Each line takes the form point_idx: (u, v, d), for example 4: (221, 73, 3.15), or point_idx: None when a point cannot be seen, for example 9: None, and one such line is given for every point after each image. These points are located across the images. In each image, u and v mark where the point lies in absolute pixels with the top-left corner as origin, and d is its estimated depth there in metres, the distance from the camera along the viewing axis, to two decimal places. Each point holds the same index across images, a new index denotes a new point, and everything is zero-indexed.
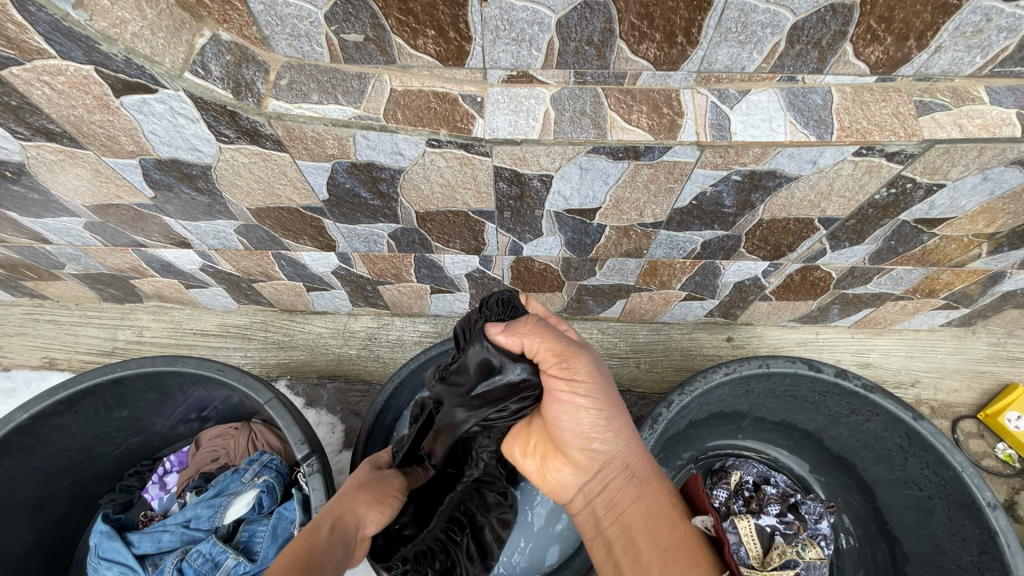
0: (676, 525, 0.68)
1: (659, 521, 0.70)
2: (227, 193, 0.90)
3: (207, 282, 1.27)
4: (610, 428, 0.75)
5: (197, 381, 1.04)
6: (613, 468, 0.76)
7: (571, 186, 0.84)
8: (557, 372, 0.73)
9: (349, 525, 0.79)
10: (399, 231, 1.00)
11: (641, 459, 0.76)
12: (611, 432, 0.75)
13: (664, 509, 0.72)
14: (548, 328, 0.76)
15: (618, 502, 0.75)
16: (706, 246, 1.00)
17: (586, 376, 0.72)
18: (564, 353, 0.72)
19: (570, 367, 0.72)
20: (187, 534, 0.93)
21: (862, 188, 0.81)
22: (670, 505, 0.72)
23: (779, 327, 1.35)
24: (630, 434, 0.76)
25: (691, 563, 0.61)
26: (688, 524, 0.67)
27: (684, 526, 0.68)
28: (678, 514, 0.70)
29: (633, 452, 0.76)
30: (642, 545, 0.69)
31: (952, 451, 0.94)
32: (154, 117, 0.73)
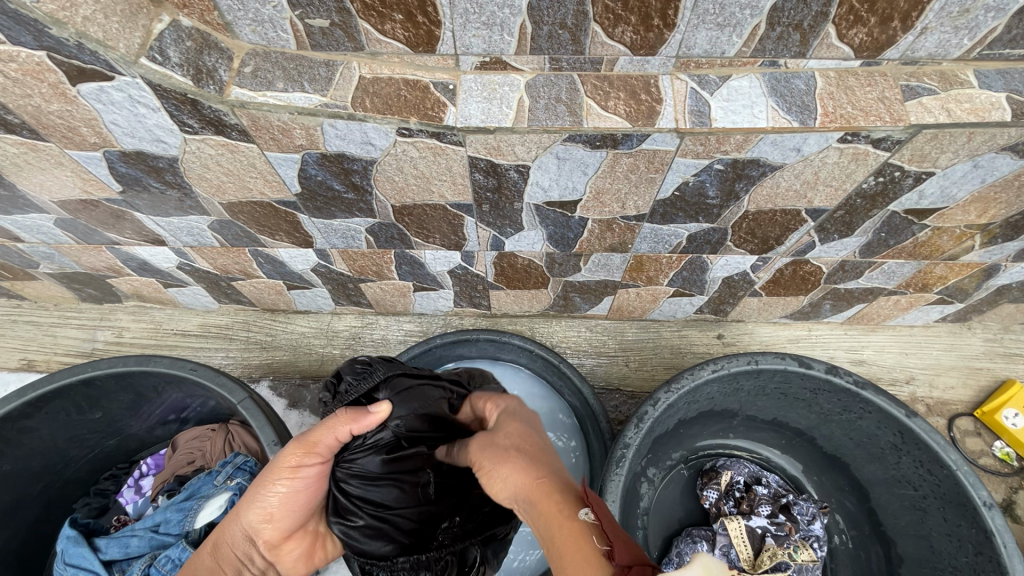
0: (559, 521, 0.53)
1: (544, 535, 0.54)
2: (197, 187, 0.87)
3: (186, 281, 1.24)
4: (500, 475, 0.64)
5: (171, 381, 1.02)
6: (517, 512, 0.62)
7: (550, 177, 0.81)
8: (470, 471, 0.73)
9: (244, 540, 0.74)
10: (377, 226, 0.97)
11: (525, 478, 0.61)
12: (498, 480, 0.64)
13: (549, 514, 0.55)
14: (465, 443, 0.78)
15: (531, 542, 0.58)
16: (692, 239, 0.98)
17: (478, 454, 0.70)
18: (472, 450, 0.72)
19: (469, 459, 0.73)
20: (156, 539, 0.90)
21: (849, 176, 0.79)
22: (553, 499, 0.56)
23: (770, 324, 1.32)
24: (516, 462, 0.64)
25: (575, 559, 0.49)
26: (569, 517, 0.53)
27: (566, 519, 0.53)
28: (559, 510, 0.55)
29: (518, 476, 0.62)
30: None
31: (946, 449, 0.91)
32: (113, 106, 0.71)
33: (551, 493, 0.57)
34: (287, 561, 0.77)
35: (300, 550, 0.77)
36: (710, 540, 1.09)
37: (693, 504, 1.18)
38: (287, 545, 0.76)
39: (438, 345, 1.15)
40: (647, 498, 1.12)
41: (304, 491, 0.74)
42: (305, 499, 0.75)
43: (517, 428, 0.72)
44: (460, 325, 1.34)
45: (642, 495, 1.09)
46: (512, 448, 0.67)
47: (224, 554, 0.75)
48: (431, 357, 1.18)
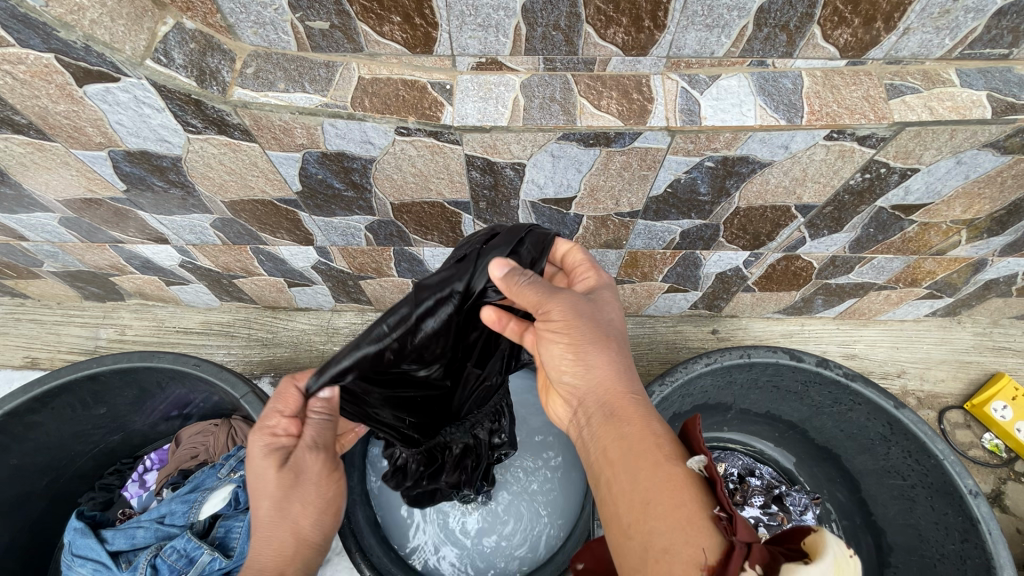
0: (660, 463, 0.54)
1: (637, 462, 0.55)
2: (200, 186, 0.89)
3: (188, 279, 1.26)
4: (595, 362, 0.62)
5: (175, 377, 1.04)
6: (588, 406, 0.62)
7: (545, 174, 0.83)
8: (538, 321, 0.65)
9: (303, 564, 0.69)
10: (376, 223, 0.99)
11: (615, 391, 0.61)
12: (582, 367, 0.63)
13: (647, 448, 0.55)
14: (536, 276, 0.65)
15: (594, 442, 0.61)
16: (685, 235, 1.00)
17: (564, 315, 0.63)
18: (539, 299, 0.63)
19: (544, 311, 0.64)
20: (162, 530, 0.92)
21: (836, 173, 0.81)
22: (650, 433, 0.57)
23: (764, 319, 1.34)
24: (607, 363, 0.62)
25: (677, 510, 0.50)
26: (677, 461, 0.54)
27: (671, 465, 0.54)
28: (663, 452, 0.55)
29: (607, 383, 0.62)
30: (618, 487, 0.55)
31: (933, 439, 0.93)
32: (118, 107, 0.72)
33: (649, 427, 0.58)
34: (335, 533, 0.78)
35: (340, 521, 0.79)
36: None
37: None
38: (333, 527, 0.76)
39: None
40: None
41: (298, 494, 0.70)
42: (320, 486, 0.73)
43: (614, 311, 0.67)
44: None
45: None
46: (610, 342, 0.63)
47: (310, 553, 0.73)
48: None
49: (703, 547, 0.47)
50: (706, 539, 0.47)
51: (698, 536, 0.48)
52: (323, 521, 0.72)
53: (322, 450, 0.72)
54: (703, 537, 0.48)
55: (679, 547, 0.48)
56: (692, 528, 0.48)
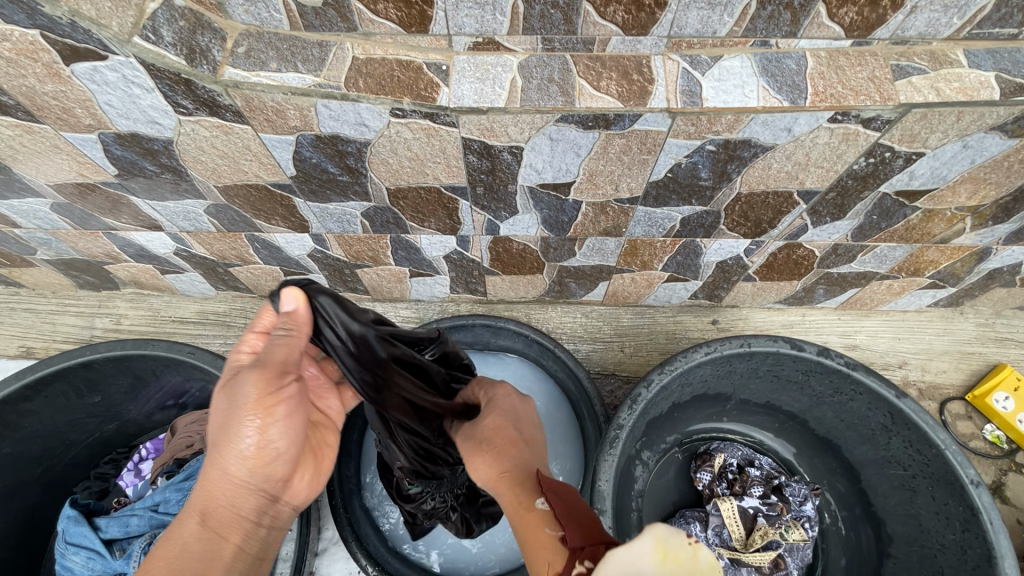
0: (520, 514, 0.66)
1: (513, 521, 0.68)
2: (193, 170, 0.88)
3: (183, 267, 1.25)
4: (475, 466, 0.77)
5: (170, 365, 1.03)
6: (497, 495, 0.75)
7: (543, 158, 0.82)
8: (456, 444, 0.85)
9: (222, 503, 0.66)
10: (372, 210, 0.98)
11: (491, 477, 0.75)
12: (473, 470, 0.78)
13: (514, 506, 0.69)
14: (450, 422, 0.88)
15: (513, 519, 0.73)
16: (685, 223, 0.99)
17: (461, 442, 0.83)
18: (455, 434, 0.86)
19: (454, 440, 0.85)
20: (157, 518, 0.92)
21: (839, 157, 0.79)
22: (515, 491, 0.70)
23: (765, 310, 1.33)
24: (482, 457, 0.77)
25: (535, 545, 0.62)
26: (532, 501, 0.67)
27: (528, 510, 0.66)
28: (520, 503, 0.68)
29: (487, 473, 0.75)
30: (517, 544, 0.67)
31: (935, 429, 0.92)
32: (107, 87, 0.71)
33: (511, 490, 0.70)
34: (300, 491, 0.74)
35: (312, 476, 0.76)
36: (703, 521, 1.10)
37: (687, 486, 1.20)
38: (297, 474, 0.74)
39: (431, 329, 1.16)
40: (640, 481, 1.13)
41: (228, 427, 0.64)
42: (291, 419, 0.67)
43: (494, 416, 0.82)
44: (456, 312, 1.35)
45: (636, 477, 1.10)
46: (482, 444, 0.79)
47: (225, 518, 0.66)
48: None
49: (550, 562, 0.58)
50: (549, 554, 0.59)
51: (547, 556, 0.59)
52: (263, 459, 0.66)
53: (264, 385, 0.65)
54: (551, 555, 0.59)
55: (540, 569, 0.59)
56: (544, 550, 0.60)
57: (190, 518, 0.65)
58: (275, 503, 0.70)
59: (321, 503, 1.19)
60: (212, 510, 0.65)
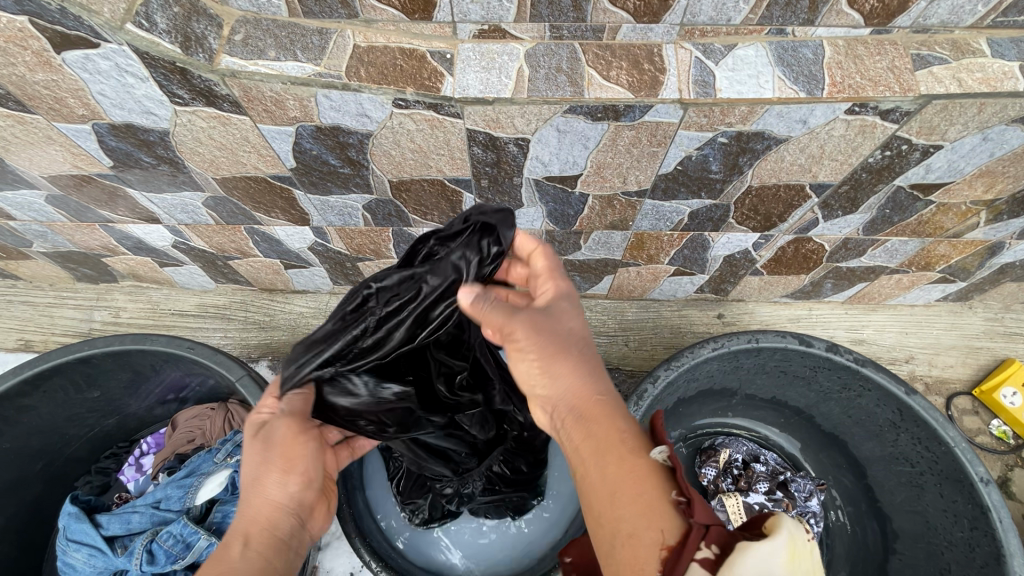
0: (626, 459, 0.53)
1: (606, 462, 0.53)
2: (190, 162, 0.85)
3: (181, 260, 1.23)
4: (551, 382, 0.58)
5: (169, 360, 1.02)
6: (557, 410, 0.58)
7: (550, 151, 0.80)
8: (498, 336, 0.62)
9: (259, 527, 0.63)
10: (374, 202, 0.96)
11: (582, 397, 0.57)
12: (549, 379, 0.58)
13: (611, 444, 0.54)
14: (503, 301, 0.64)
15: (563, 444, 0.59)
16: (694, 216, 0.96)
17: (525, 337, 0.59)
18: (502, 321, 0.61)
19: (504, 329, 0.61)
20: (157, 515, 0.90)
21: (855, 150, 0.77)
22: (617, 428, 0.55)
23: (771, 304, 1.32)
24: (574, 367, 0.58)
25: (641, 501, 0.50)
26: (640, 449, 0.53)
27: (636, 458, 0.53)
28: (625, 446, 0.54)
29: (575, 390, 0.58)
30: (587, 480, 0.54)
31: (945, 426, 0.91)
32: (100, 76, 0.69)
33: (615, 424, 0.55)
34: (317, 528, 0.72)
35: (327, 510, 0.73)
36: None
37: (691, 481, 1.19)
38: (319, 507, 0.72)
39: None
40: None
41: (312, 447, 0.69)
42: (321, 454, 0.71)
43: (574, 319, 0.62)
44: None
45: None
46: (572, 349, 0.60)
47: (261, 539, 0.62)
48: None
49: (664, 530, 0.48)
50: (664, 522, 0.48)
51: (661, 523, 0.48)
52: (311, 473, 0.68)
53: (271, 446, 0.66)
54: (666, 522, 0.48)
55: (646, 533, 0.48)
56: (656, 514, 0.49)
57: (234, 541, 0.61)
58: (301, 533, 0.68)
59: None
60: (255, 533, 0.62)
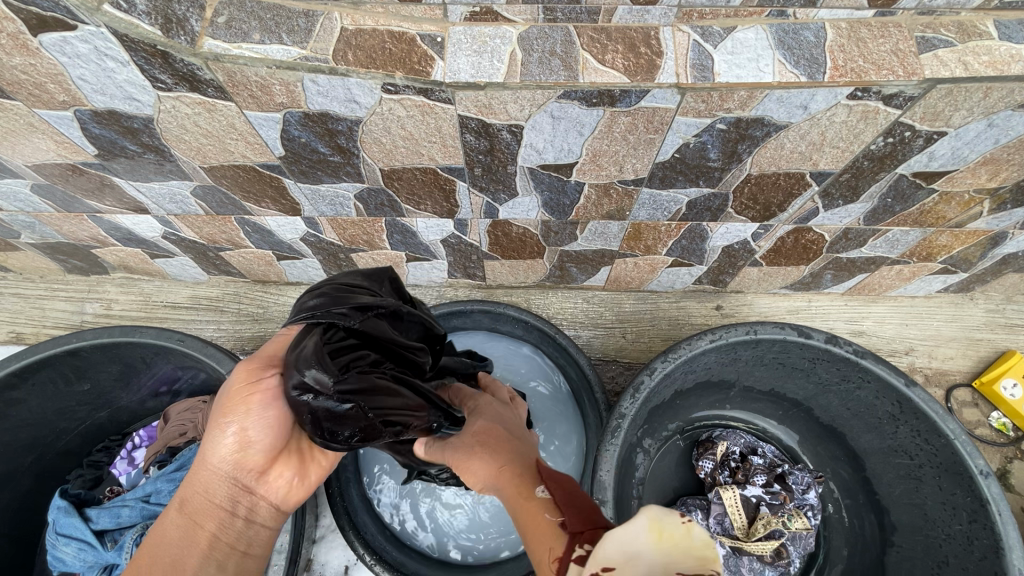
0: (523, 503, 0.56)
1: (510, 517, 0.57)
2: (176, 150, 0.83)
3: (172, 251, 1.21)
4: (472, 472, 0.67)
5: (159, 352, 1.00)
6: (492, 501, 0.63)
7: (544, 138, 0.78)
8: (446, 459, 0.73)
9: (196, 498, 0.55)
10: (366, 191, 0.94)
11: (494, 474, 0.64)
12: (469, 473, 0.68)
13: (512, 498, 0.58)
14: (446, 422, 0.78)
15: None
16: (692, 206, 0.95)
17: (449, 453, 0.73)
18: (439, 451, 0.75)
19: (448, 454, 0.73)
20: (149, 509, 0.90)
21: (857, 136, 0.75)
22: (512, 483, 0.61)
23: (770, 295, 1.30)
24: (482, 454, 0.68)
25: (530, 531, 0.52)
26: (529, 491, 0.58)
27: (524, 499, 0.57)
28: (517, 494, 0.58)
29: (489, 472, 0.65)
30: None
31: (945, 418, 0.90)
32: (79, 60, 0.67)
33: (512, 480, 0.61)
34: (280, 493, 0.59)
35: (296, 475, 0.59)
36: (704, 509, 1.09)
37: (688, 474, 1.18)
38: (278, 468, 0.57)
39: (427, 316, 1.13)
40: (641, 469, 1.11)
41: (275, 401, 0.54)
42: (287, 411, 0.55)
43: (479, 419, 0.77)
44: (455, 297, 1.31)
45: (637, 466, 1.08)
46: (474, 444, 0.70)
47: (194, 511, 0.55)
48: None
49: (551, 547, 0.48)
50: (552, 539, 0.49)
51: (549, 542, 0.49)
52: (257, 435, 0.54)
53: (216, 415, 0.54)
54: (553, 540, 0.49)
55: (541, 556, 0.48)
56: (545, 535, 0.50)
57: (171, 510, 0.57)
58: (249, 499, 0.57)
59: (318, 491, 1.18)
60: (189, 498, 0.56)
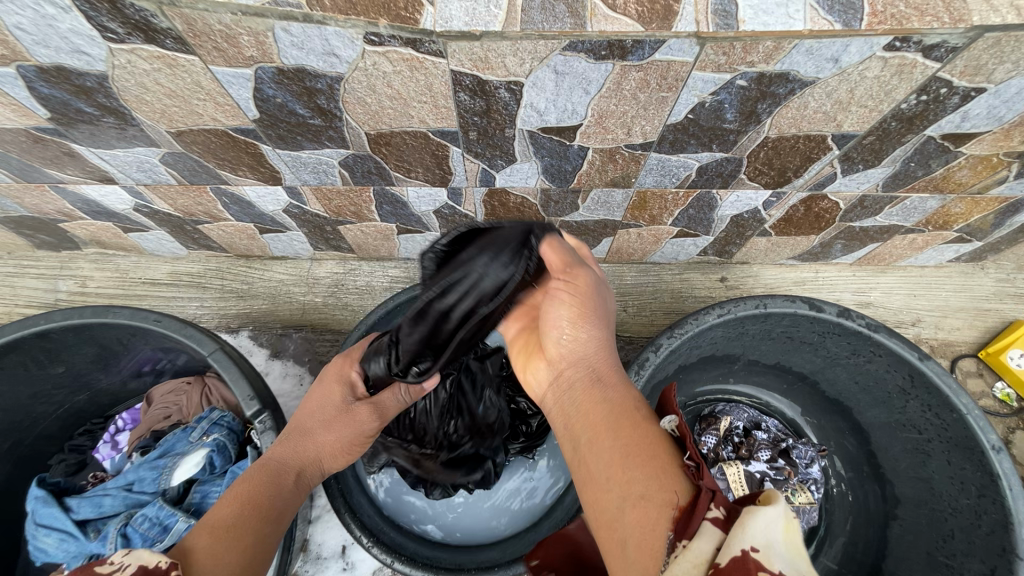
0: (639, 424, 0.57)
1: (619, 419, 0.58)
2: (138, 113, 0.75)
3: (146, 225, 1.13)
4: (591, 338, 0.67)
5: (136, 334, 0.94)
6: (578, 371, 0.66)
7: (546, 97, 0.70)
8: (560, 277, 0.71)
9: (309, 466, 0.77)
10: (351, 158, 0.86)
11: (610, 366, 0.66)
12: (588, 339, 0.67)
13: (626, 410, 0.59)
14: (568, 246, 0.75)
15: (579, 403, 0.64)
16: (702, 171, 0.88)
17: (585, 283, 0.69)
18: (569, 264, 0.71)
19: (571, 275, 0.70)
20: (131, 498, 0.86)
21: (887, 94, 0.69)
22: (630, 394, 0.62)
23: (776, 266, 1.25)
24: (608, 341, 0.68)
25: (651, 460, 0.52)
26: (652, 419, 0.58)
27: (647, 423, 0.57)
28: (640, 413, 0.59)
29: (603, 355, 0.66)
30: (597, 444, 0.58)
31: (958, 392, 0.87)
32: (14, 5, 0.58)
33: (631, 391, 0.63)
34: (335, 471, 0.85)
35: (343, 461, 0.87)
36: None
37: None
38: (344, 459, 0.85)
39: None
40: None
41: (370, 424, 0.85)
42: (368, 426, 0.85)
43: None
44: None
45: None
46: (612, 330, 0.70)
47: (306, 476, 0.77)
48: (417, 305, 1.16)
49: (676, 491, 0.49)
50: (678, 485, 0.50)
51: (672, 484, 0.50)
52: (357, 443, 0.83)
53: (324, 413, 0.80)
54: (676, 485, 0.50)
55: (656, 493, 0.49)
56: (667, 476, 0.51)
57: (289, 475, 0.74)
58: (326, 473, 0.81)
59: None
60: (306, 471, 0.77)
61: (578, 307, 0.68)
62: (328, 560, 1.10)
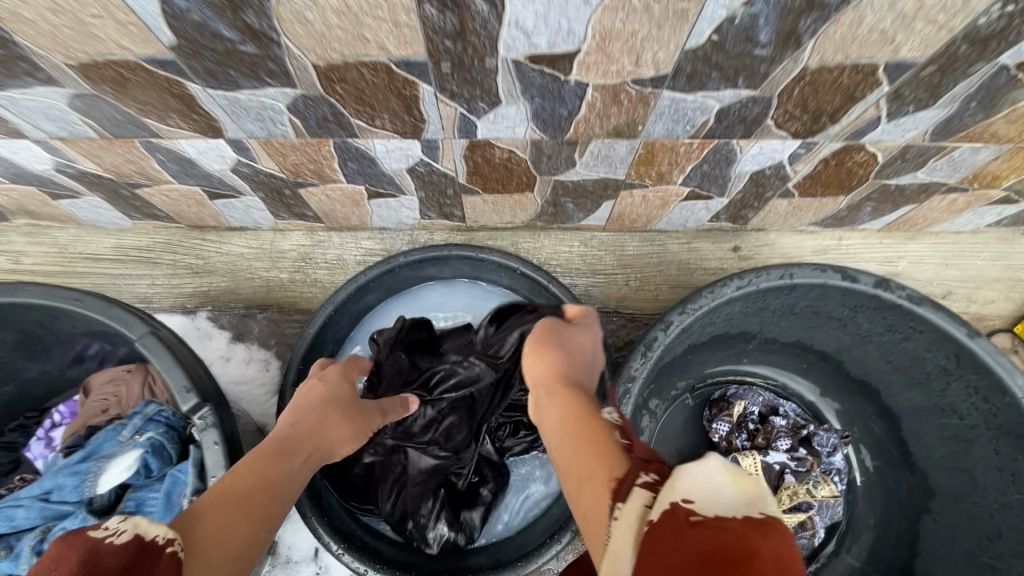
0: (580, 416, 0.56)
1: (566, 419, 0.57)
2: (22, 36, 0.60)
3: (77, 190, 0.98)
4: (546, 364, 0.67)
5: (57, 316, 0.80)
6: (537, 392, 0.66)
7: (535, 11, 0.56)
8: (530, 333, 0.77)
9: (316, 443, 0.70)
10: (301, 101, 0.71)
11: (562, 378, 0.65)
12: (540, 358, 0.68)
13: (572, 409, 0.58)
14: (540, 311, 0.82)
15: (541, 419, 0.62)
16: (723, 115, 0.74)
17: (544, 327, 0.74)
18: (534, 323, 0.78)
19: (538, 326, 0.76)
20: (49, 510, 0.73)
21: (964, 3, 0.55)
22: (583, 397, 0.61)
23: (795, 234, 1.12)
24: (560, 357, 0.68)
25: (590, 445, 0.51)
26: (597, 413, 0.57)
27: (589, 415, 0.56)
28: (584, 407, 0.58)
29: (554, 370, 0.66)
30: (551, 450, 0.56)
31: (1013, 373, 0.76)
32: None
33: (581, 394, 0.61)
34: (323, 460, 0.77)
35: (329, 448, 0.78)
36: None
37: (699, 436, 1.05)
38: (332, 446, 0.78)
39: (400, 265, 0.98)
40: (647, 432, 0.91)
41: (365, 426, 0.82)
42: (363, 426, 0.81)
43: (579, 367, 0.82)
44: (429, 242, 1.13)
45: (642, 429, 0.87)
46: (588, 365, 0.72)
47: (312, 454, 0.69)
48: (393, 279, 1.03)
49: (614, 467, 0.47)
50: (613, 460, 0.47)
51: (607, 461, 0.48)
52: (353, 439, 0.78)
53: (333, 402, 0.76)
54: (612, 461, 0.47)
55: (595, 472, 0.47)
56: (605, 456, 0.48)
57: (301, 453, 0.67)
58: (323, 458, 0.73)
59: None
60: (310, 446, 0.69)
61: (532, 345, 0.72)
62: (299, 564, 0.99)
